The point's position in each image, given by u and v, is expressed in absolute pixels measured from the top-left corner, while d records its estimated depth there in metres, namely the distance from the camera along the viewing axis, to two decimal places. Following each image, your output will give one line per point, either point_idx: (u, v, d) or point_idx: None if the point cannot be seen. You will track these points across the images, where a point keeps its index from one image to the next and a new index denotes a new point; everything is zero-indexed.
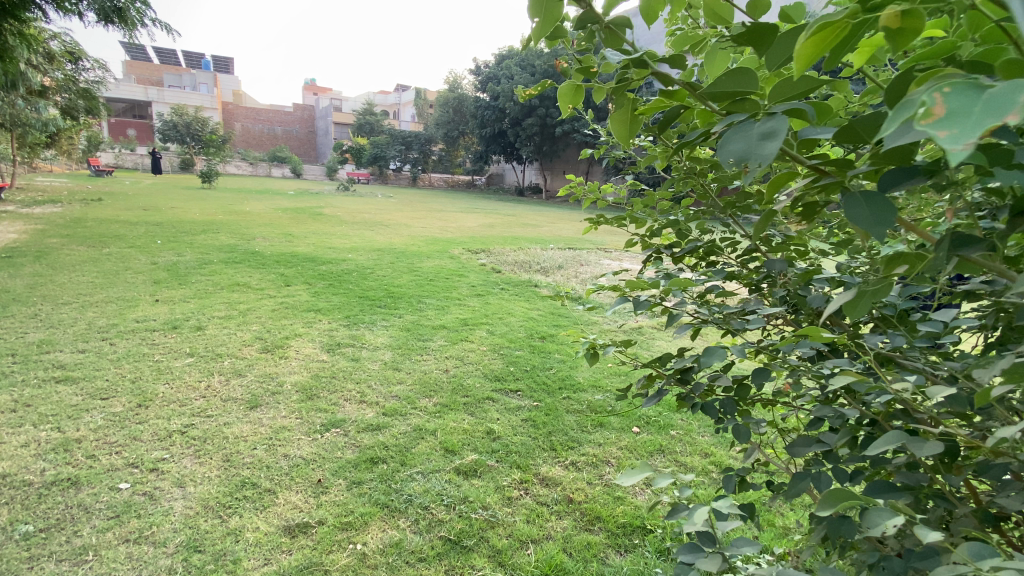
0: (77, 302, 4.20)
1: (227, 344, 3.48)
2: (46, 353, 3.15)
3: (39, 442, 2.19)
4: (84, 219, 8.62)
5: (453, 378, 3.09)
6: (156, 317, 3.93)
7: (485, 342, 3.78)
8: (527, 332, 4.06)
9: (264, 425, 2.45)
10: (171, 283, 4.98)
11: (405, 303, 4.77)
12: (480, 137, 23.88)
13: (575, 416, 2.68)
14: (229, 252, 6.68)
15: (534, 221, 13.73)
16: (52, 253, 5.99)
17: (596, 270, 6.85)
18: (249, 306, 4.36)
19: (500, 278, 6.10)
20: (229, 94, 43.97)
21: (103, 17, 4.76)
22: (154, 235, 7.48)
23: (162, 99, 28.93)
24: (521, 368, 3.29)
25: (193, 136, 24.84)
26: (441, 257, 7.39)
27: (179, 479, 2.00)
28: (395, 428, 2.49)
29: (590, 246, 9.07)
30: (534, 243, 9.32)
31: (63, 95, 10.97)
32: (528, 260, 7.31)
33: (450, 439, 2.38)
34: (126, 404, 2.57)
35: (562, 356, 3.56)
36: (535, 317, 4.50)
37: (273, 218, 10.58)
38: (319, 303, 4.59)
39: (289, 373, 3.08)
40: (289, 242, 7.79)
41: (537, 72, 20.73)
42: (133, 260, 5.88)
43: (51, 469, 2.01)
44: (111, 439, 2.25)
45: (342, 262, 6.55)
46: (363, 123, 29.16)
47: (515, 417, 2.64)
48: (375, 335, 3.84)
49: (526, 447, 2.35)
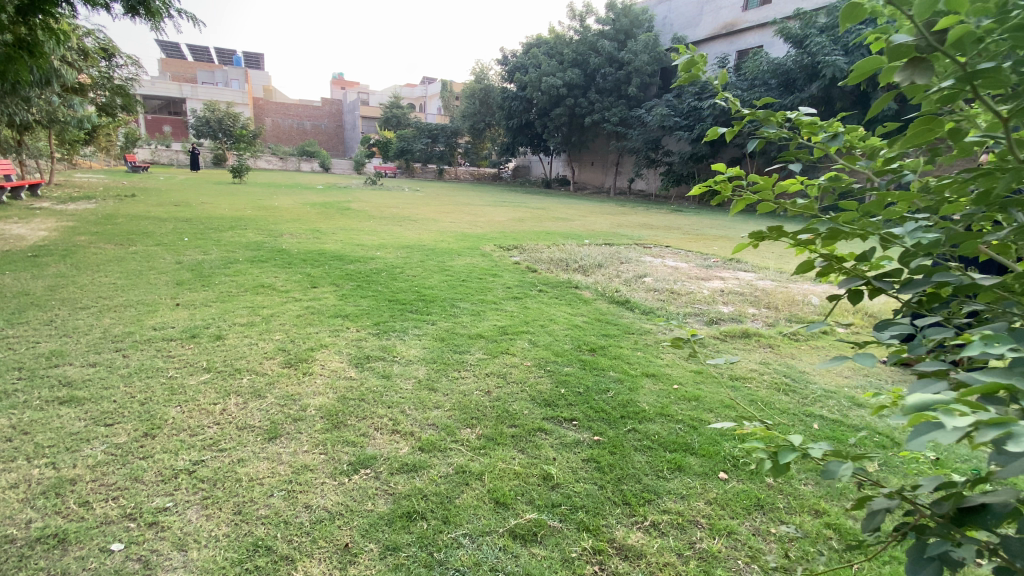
0: (96, 307, 3.97)
1: (247, 357, 3.16)
2: (54, 368, 2.88)
3: (30, 482, 1.90)
4: (116, 215, 8.58)
5: (496, 403, 2.67)
6: (175, 324, 3.66)
7: (529, 355, 3.34)
8: (574, 343, 3.61)
9: (283, 464, 2.09)
10: (194, 284, 4.73)
11: (438, 307, 4.39)
12: (507, 129, 23.44)
13: (645, 455, 2.25)
14: (256, 250, 6.43)
15: (564, 215, 13.24)
16: (79, 251, 5.86)
17: (639, 269, 6.34)
18: (273, 312, 4.05)
19: (537, 278, 5.67)
20: (259, 89, 44.47)
21: (129, 9, 4.48)
22: (182, 232, 7.34)
23: (197, 95, 29.48)
24: (574, 391, 2.84)
25: (225, 132, 25.23)
26: (472, 254, 7.02)
27: (180, 540, 1.67)
28: (436, 470, 2.09)
29: (628, 242, 8.53)
30: (568, 238, 8.84)
31: (100, 92, 11.02)
32: (564, 257, 6.84)
33: (500, 486, 1.98)
34: (131, 433, 2.26)
35: (619, 374, 3.10)
36: (581, 324, 4.05)
37: (302, 213, 10.39)
38: (347, 308, 4.25)
39: (312, 395, 2.71)
40: (317, 238, 7.54)
41: (565, 60, 20.07)
42: (159, 259, 5.69)
43: (39, 521, 1.71)
44: (109, 480, 1.93)
45: (370, 260, 6.25)
46: (390, 116, 29.06)
47: (575, 456, 2.21)
48: (407, 346, 3.46)
49: (593, 499, 1.93)
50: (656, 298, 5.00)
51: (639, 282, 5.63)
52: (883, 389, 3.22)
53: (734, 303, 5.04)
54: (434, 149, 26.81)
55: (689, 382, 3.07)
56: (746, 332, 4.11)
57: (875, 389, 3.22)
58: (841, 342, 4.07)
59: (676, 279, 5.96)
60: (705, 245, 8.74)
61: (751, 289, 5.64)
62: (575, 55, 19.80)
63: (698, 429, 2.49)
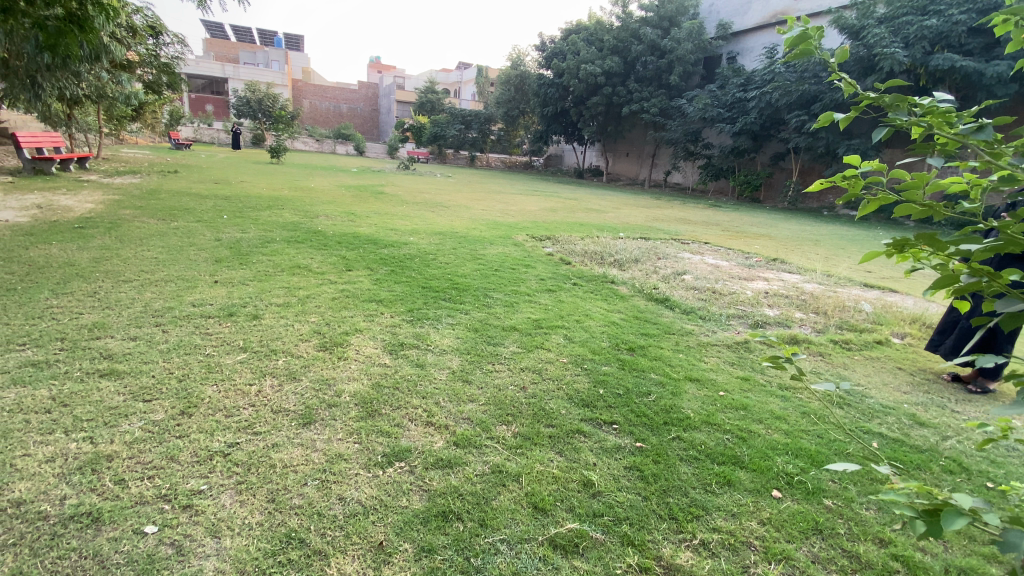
0: (138, 280, 4.04)
1: (283, 338, 3.15)
2: (96, 340, 2.92)
3: (67, 456, 1.90)
4: (159, 190, 8.80)
5: (532, 399, 2.55)
6: (212, 302, 3.68)
7: (565, 352, 3.21)
8: (612, 341, 3.45)
9: (317, 452, 2.05)
10: (232, 262, 4.78)
11: (471, 297, 4.31)
12: (541, 116, 23.11)
13: (691, 466, 2.12)
14: (292, 230, 6.48)
15: (597, 206, 12.98)
16: (123, 224, 6.01)
17: (678, 266, 6.11)
18: (308, 293, 4.05)
19: (571, 270, 5.52)
20: (299, 70, 45.08)
21: None
22: (222, 210, 7.45)
23: (238, 76, 30.10)
24: (614, 392, 2.70)
25: (264, 112, 25.72)
26: (505, 243, 6.91)
27: (213, 526, 1.64)
28: (472, 467, 2.00)
29: (665, 237, 8.29)
30: (603, 230, 8.64)
31: (147, 69, 11.29)
32: (600, 250, 6.67)
33: (538, 490, 1.88)
34: (168, 410, 2.26)
35: (661, 377, 2.95)
36: (618, 321, 3.90)
37: (337, 195, 10.46)
38: (381, 293, 4.21)
39: (346, 380, 2.67)
40: (352, 221, 7.56)
41: (604, 47, 19.59)
42: (199, 235, 5.79)
43: (73, 498, 1.71)
44: (145, 459, 1.92)
45: (404, 245, 6.21)
46: (425, 101, 29.04)
47: (616, 463, 2.09)
48: (441, 335, 3.39)
49: (637, 512, 1.82)
50: (696, 297, 4.80)
51: (678, 280, 5.42)
52: (948, 409, 2.98)
53: (780, 307, 4.80)
54: (467, 135, 26.73)
55: (735, 390, 2.91)
56: (794, 338, 3.90)
57: (939, 409, 2.99)
58: (898, 354, 3.81)
59: (717, 278, 5.72)
60: (746, 243, 8.40)
61: (798, 292, 5.36)
62: (616, 43, 19.28)
63: (746, 441, 2.36)
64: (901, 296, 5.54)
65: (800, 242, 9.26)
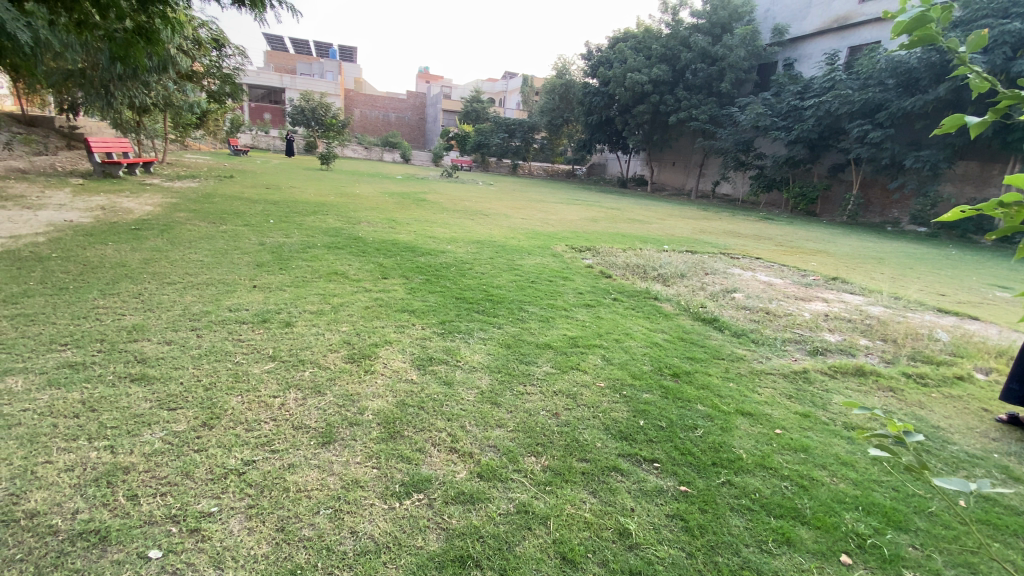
0: (181, 283, 4.11)
1: (312, 348, 3.09)
2: (133, 343, 2.95)
3: (86, 466, 1.87)
4: (213, 194, 9.15)
5: (565, 428, 2.35)
6: (249, 307, 3.69)
7: (602, 375, 2.98)
8: (654, 365, 3.19)
9: (333, 475, 1.93)
10: (272, 267, 4.83)
11: (505, 310, 4.16)
12: (585, 125, 22.89)
13: (744, 519, 1.88)
14: (334, 236, 6.55)
15: (641, 216, 12.63)
16: (176, 227, 6.23)
17: (728, 282, 5.75)
18: (343, 301, 4.01)
19: (612, 284, 5.28)
20: (352, 80, 46.73)
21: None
22: (269, 214, 7.65)
23: (295, 85, 31.56)
24: (655, 424, 2.46)
25: (318, 121, 26.79)
26: (543, 254, 6.75)
27: (217, 556, 1.54)
28: (496, 506, 1.83)
29: (713, 250, 7.89)
30: (647, 242, 8.32)
31: (210, 79, 11.91)
32: (643, 263, 6.37)
33: (568, 538, 1.70)
34: (191, 421, 2.20)
35: (708, 409, 2.67)
36: (661, 342, 3.63)
37: (380, 201, 10.61)
38: (414, 303, 4.12)
39: (370, 397, 2.55)
40: (391, 228, 7.60)
41: (652, 54, 19.25)
42: (244, 239, 5.91)
43: (84, 513, 1.65)
44: (160, 474, 1.86)
45: (441, 253, 6.15)
46: (470, 110, 29.43)
47: (657, 508, 1.88)
48: (471, 351, 3.24)
49: (679, 572, 1.60)
50: (748, 318, 4.46)
51: (727, 298, 5.09)
52: None
53: (842, 332, 4.40)
54: (510, 144, 26.89)
55: (794, 428, 2.62)
56: (861, 369, 3.51)
57: None
58: (983, 393, 3.37)
59: (770, 297, 5.32)
60: (801, 260, 7.86)
61: (862, 317, 4.90)
62: (665, 50, 18.87)
63: (807, 491, 2.09)
64: (982, 324, 4.99)
65: (861, 259, 8.62)
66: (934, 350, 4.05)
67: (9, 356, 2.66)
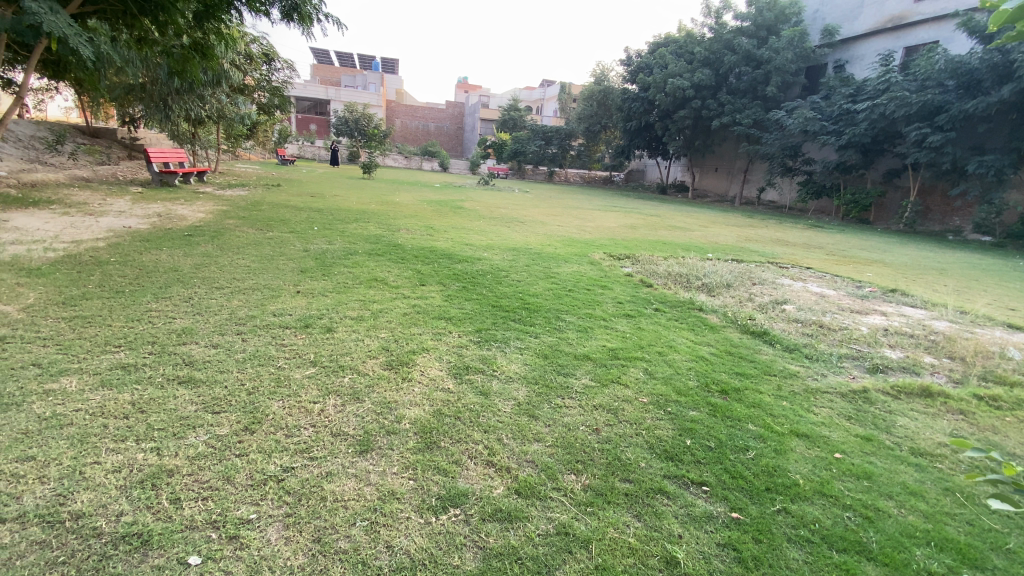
0: (228, 288, 4.25)
1: (351, 354, 3.11)
2: (181, 346, 3.04)
3: (132, 468, 1.92)
4: (261, 202, 9.51)
5: (606, 445, 2.25)
6: (291, 312, 3.76)
7: (645, 390, 2.86)
8: (700, 381, 3.04)
9: (370, 486, 1.90)
10: (315, 273, 4.94)
11: (542, 319, 4.09)
12: (623, 131, 22.64)
13: (803, 552, 1.73)
14: (374, 243, 6.66)
15: (682, 224, 12.31)
16: (225, 234, 6.47)
17: (777, 293, 5.49)
18: (382, 307, 4.04)
19: (653, 294, 5.13)
20: (393, 91, 47.96)
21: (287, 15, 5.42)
22: (313, 221, 7.87)
23: (339, 97, 32.69)
24: (703, 445, 2.33)
25: (360, 131, 27.65)
26: (580, 262, 6.65)
27: (255, 565, 1.53)
28: (535, 525, 1.76)
29: (758, 259, 7.59)
30: (689, 250, 8.08)
31: (260, 92, 12.46)
32: (685, 271, 6.18)
33: (610, 564, 1.61)
34: (233, 425, 2.23)
35: (760, 430, 2.52)
36: (707, 356, 3.47)
37: (418, 209, 10.78)
38: (451, 311, 4.11)
39: (408, 405, 2.53)
40: (429, 235, 7.68)
41: (694, 59, 18.90)
42: (289, 246, 6.08)
43: (128, 516, 1.69)
44: (202, 478, 1.88)
45: (478, 261, 6.15)
46: (507, 118, 29.68)
47: (706, 536, 1.76)
48: (508, 360, 3.19)
49: None
50: (800, 332, 4.22)
51: (776, 309, 4.86)
52: None
53: (903, 348, 4.10)
54: (547, 151, 26.93)
55: (855, 452, 2.43)
56: (927, 390, 3.25)
57: None
58: None
59: (823, 309, 5.04)
60: (855, 270, 7.45)
61: (926, 333, 4.56)
62: (706, 55, 18.50)
63: (873, 524, 1.92)
64: None
65: (921, 270, 8.09)
66: (1010, 372, 3.71)
67: (67, 357, 2.78)
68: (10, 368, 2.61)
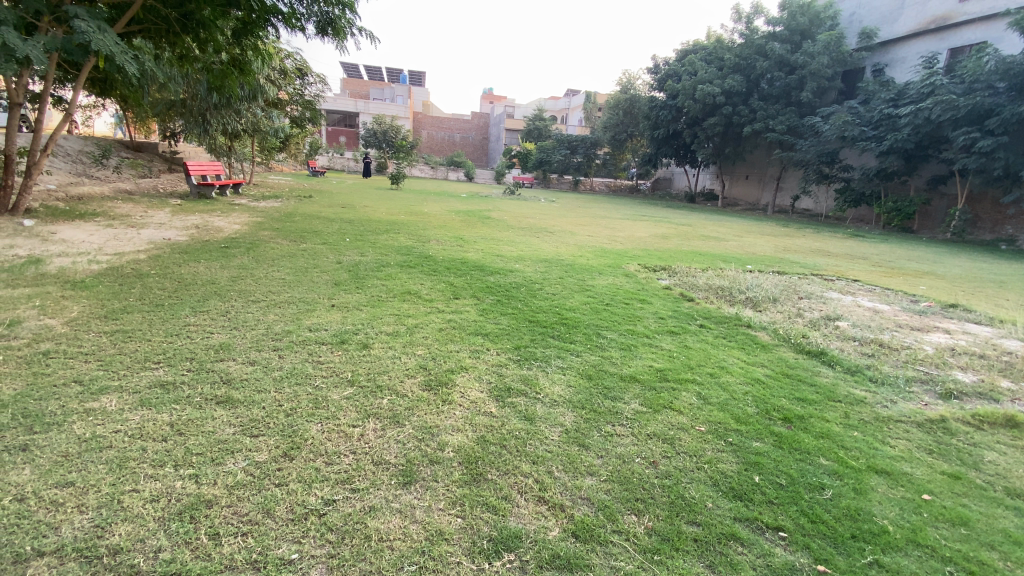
0: (264, 301, 4.22)
1: (389, 373, 3.01)
2: (219, 362, 3.00)
3: (170, 497, 1.83)
4: (294, 214, 9.64)
5: (667, 481, 2.07)
6: (327, 327, 3.70)
7: (701, 417, 2.66)
8: (760, 408, 2.82)
9: (416, 524, 1.77)
10: (349, 286, 4.89)
11: (583, 335, 3.93)
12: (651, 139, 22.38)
13: None
14: (406, 255, 6.61)
15: (716, 233, 11.98)
16: (260, 245, 6.54)
17: (827, 308, 5.19)
18: (417, 322, 3.94)
19: (694, 308, 4.91)
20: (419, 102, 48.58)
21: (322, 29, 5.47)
22: (345, 233, 7.89)
23: (367, 109, 33.39)
24: (773, 481, 2.13)
25: (388, 142, 28.14)
26: (615, 274, 6.45)
27: None
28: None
29: (801, 271, 7.26)
30: (727, 261, 7.80)
31: (293, 105, 12.74)
32: (726, 284, 5.93)
33: None
34: (272, 451, 2.14)
35: (833, 465, 2.29)
36: (762, 378, 3.24)
37: (448, 219, 10.78)
38: (488, 326, 3.99)
39: (450, 431, 2.41)
40: (460, 246, 7.62)
41: (724, 65, 18.55)
42: (322, 258, 6.08)
43: (167, 552, 1.60)
44: (242, 510, 1.79)
45: (510, 272, 6.02)
46: (533, 128, 29.70)
47: None
48: (550, 382, 3.02)
49: None
50: (859, 352, 3.93)
51: (829, 326, 4.57)
52: None
53: (976, 371, 3.77)
54: (572, 160, 26.84)
55: (943, 494, 2.18)
56: (1012, 420, 2.94)
57: None
58: None
59: (880, 326, 4.72)
60: (907, 283, 7.05)
61: (997, 353, 4.20)
62: (738, 60, 18.13)
63: None
64: None
65: (978, 282, 7.61)
66: None
67: (107, 374, 2.75)
68: (52, 385, 2.59)
